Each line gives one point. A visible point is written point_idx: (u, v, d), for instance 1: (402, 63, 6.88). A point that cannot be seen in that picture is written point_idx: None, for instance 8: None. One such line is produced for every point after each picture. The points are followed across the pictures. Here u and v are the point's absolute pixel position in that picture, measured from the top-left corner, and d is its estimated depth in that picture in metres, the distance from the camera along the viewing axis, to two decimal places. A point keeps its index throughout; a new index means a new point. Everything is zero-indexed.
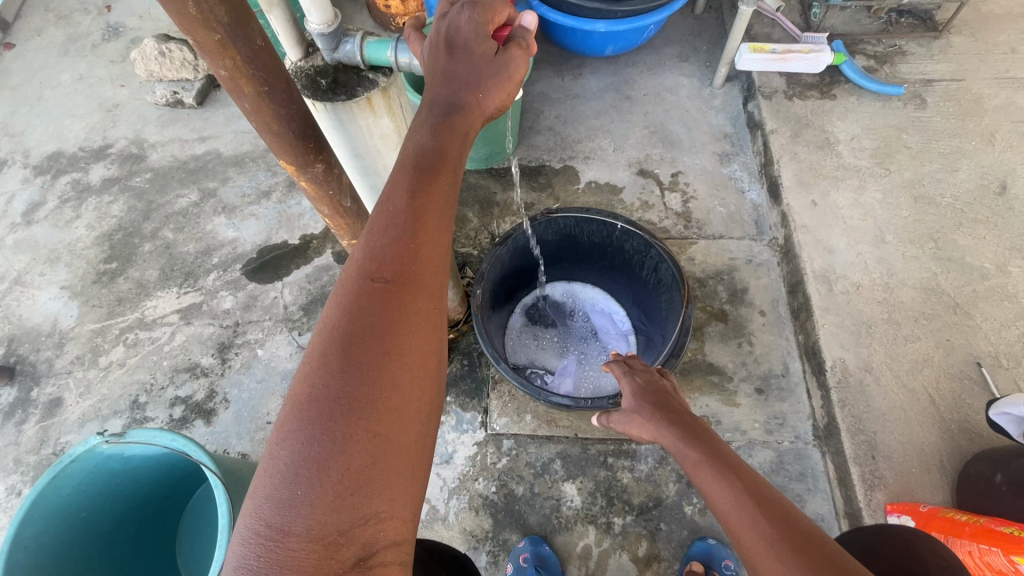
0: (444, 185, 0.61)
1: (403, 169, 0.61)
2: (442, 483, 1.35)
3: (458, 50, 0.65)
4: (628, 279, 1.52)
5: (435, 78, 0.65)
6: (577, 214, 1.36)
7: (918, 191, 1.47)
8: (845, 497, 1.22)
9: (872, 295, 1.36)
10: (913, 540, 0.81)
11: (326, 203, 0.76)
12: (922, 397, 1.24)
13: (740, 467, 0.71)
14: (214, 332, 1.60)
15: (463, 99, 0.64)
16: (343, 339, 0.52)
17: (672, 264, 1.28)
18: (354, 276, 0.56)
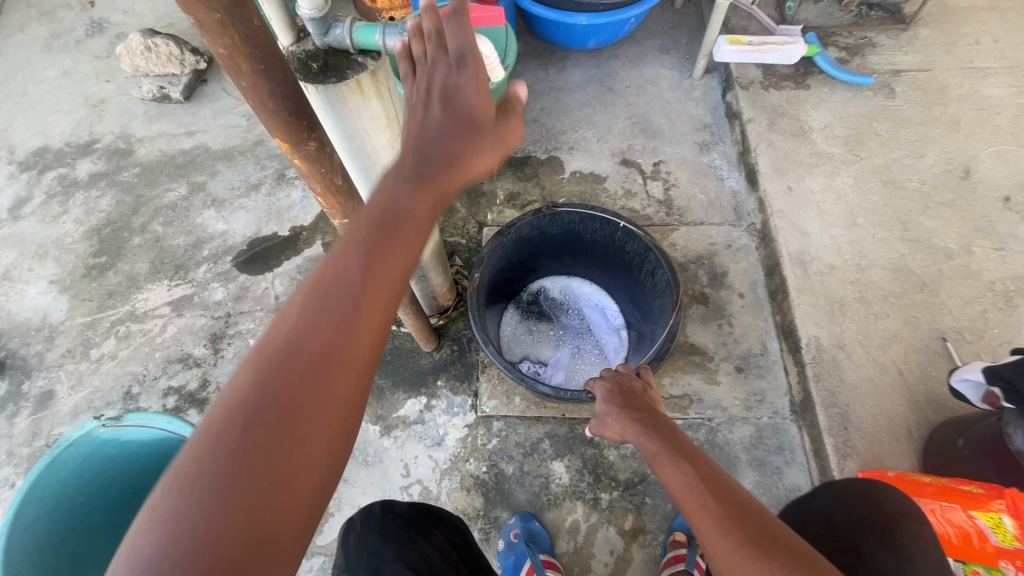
0: (400, 249, 0.56)
1: (358, 229, 0.56)
2: (434, 465, 1.39)
3: (452, 108, 0.63)
4: (625, 279, 1.55)
5: (423, 130, 0.63)
6: (582, 210, 1.39)
7: (888, 176, 1.53)
8: (820, 468, 1.29)
9: (845, 276, 1.42)
10: (872, 488, 0.90)
11: (318, 180, 0.74)
12: (891, 370, 1.30)
13: (695, 456, 0.83)
14: (205, 323, 1.62)
15: (450, 158, 0.61)
16: (249, 412, 0.47)
17: (669, 268, 1.30)
18: (279, 339, 0.50)
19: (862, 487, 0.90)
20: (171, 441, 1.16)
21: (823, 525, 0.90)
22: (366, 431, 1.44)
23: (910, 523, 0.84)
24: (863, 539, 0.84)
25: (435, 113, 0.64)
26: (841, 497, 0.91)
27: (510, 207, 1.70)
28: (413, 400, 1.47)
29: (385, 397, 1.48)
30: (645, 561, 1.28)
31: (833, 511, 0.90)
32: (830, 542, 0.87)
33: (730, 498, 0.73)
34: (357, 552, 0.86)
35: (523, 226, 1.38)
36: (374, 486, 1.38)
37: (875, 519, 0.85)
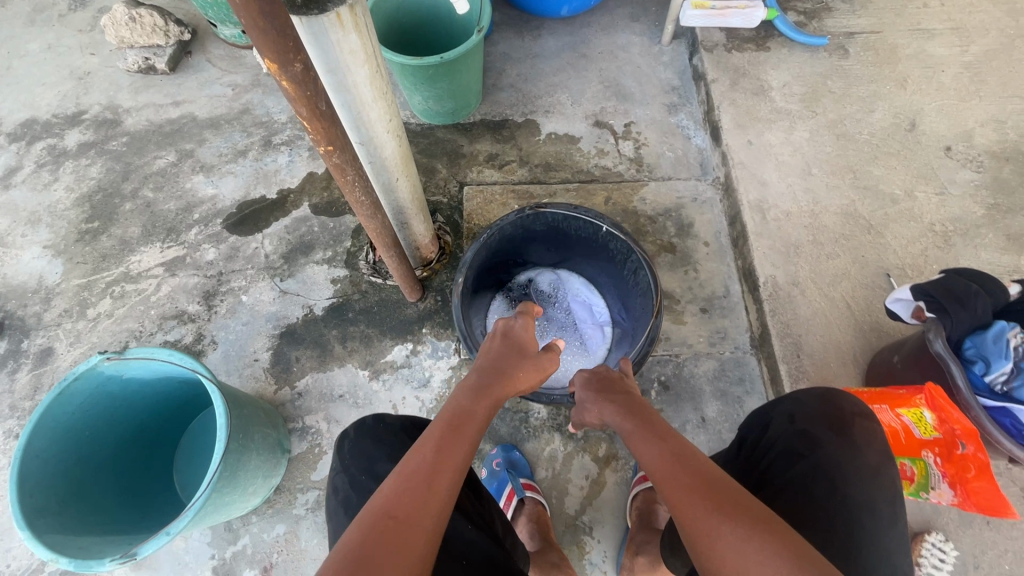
0: (471, 431, 0.88)
1: (438, 428, 0.85)
2: (421, 405, 1.49)
3: (511, 343, 1.18)
4: (613, 275, 1.43)
5: (493, 353, 1.14)
6: (566, 208, 1.28)
7: (840, 129, 1.64)
8: (776, 393, 1.41)
9: (800, 221, 1.53)
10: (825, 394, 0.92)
11: (303, 104, 0.78)
12: (840, 304, 1.42)
13: (665, 433, 0.94)
14: (198, 281, 1.69)
15: (507, 372, 1.09)
16: (352, 560, 0.63)
17: (651, 272, 1.20)
18: (377, 508, 0.70)
19: (820, 394, 0.93)
20: (170, 376, 1.23)
21: (785, 422, 0.92)
22: (356, 375, 1.53)
23: (862, 419, 0.88)
24: (818, 431, 0.88)
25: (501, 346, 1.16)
26: (805, 400, 0.92)
27: (489, 166, 1.79)
28: (400, 346, 1.56)
29: (373, 343, 1.57)
30: (617, 483, 1.38)
31: (790, 412, 0.92)
32: (787, 436, 0.89)
33: (696, 468, 0.83)
34: (352, 453, 0.97)
35: (506, 223, 1.29)
36: None
37: (830, 415, 0.88)
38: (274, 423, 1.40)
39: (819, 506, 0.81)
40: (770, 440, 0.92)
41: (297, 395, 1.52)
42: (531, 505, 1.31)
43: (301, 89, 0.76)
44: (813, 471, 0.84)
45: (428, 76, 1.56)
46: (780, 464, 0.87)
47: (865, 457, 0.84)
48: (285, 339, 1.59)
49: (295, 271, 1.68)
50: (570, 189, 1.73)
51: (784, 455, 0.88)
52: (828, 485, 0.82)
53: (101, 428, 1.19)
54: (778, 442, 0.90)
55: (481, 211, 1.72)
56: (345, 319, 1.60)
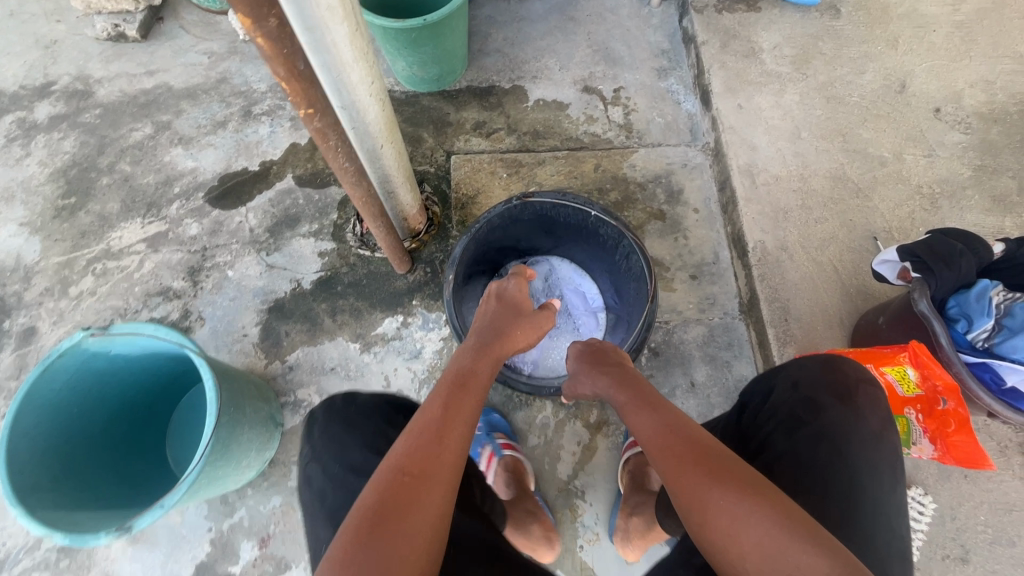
0: (474, 389, 0.99)
1: (444, 390, 0.96)
2: (413, 376, 1.49)
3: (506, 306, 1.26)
4: (605, 261, 1.38)
5: (490, 317, 1.22)
6: (554, 197, 1.23)
7: (831, 92, 1.62)
8: (763, 357, 1.43)
9: (789, 185, 1.52)
10: (832, 359, 0.89)
11: (280, 63, 0.74)
12: (828, 267, 1.43)
13: (656, 406, 0.95)
14: (183, 257, 1.66)
15: (503, 333, 1.17)
16: (372, 513, 0.74)
17: (645, 258, 1.16)
18: (392, 467, 0.81)
19: (824, 359, 0.89)
20: (157, 352, 1.21)
21: (789, 388, 0.87)
22: (347, 348, 1.53)
23: (867, 385, 0.84)
24: (823, 398, 0.84)
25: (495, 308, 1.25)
26: (808, 365, 0.88)
27: (477, 135, 1.76)
28: (390, 318, 1.55)
29: (363, 316, 1.56)
30: (609, 448, 1.41)
31: (795, 380, 0.87)
32: (792, 403, 0.85)
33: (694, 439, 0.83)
34: (322, 438, 0.97)
35: (493, 216, 1.24)
36: None
37: (836, 382, 0.85)
38: (265, 397, 1.40)
39: (824, 475, 0.78)
40: (772, 407, 0.87)
41: (288, 369, 1.52)
42: (510, 461, 1.33)
43: (276, 47, 0.72)
44: (818, 437, 0.81)
45: (411, 39, 1.51)
46: (783, 430, 0.84)
47: (868, 424, 0.81)
48: (274, 313, 1.58)
49: (281, 244, 1.65)
50: (559, 156, 1.71)
51: (788, 421, 0.84)
52: (832, 450, 0.80)
53: (93, 406, 1.19)
54: (783, 408, 0.86)
55: (469, 180, 1.70)
56: (334, 293, 1.59)
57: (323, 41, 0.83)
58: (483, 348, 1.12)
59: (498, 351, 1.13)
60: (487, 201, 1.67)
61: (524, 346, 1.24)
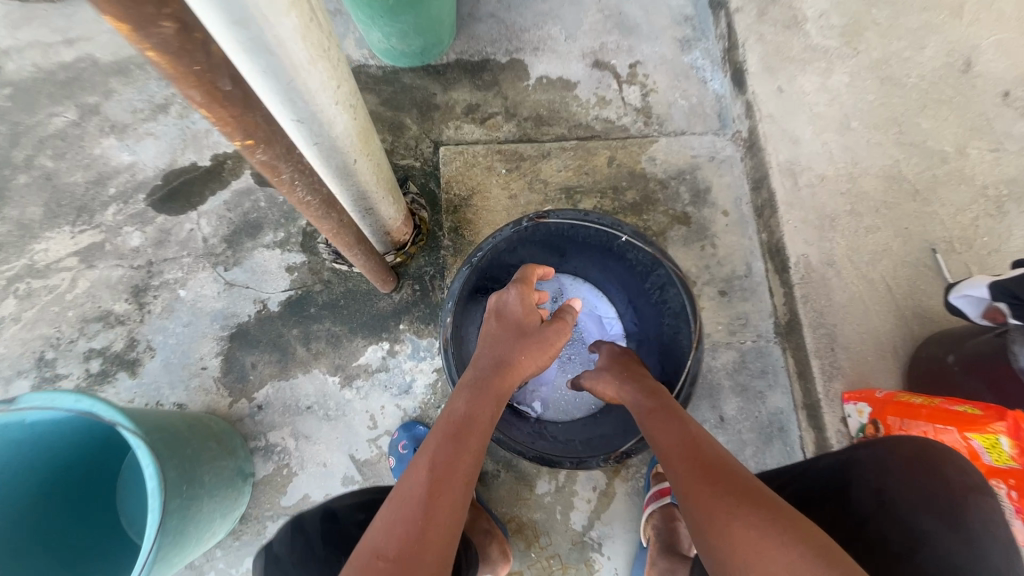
0: (474, 437, 0.82)
1: (438, 435, 0.80)
2: (403, 414, 1.31)
3: (508, 321, 1.02)
4: (628, 285, 1.15)
5: (489, 338, 0.99)
6: (574, 216, 1.00)
7: (885, 71, 1.37)
8: (803, 389, 1.26)
9: (837, 186, 1.31)
10: (928, 450, 0.73)
11: (193, 86, 0.49)
12: (879, 286, 1.25)
13: (688, 442, 0.83)
14: (124, 274, 1.40)
15: (506, 360, 0.95)
16: None
17: (687, 294, 0.94)
18: (371, 549, 0.65)
19: (915, 452, 0.73)
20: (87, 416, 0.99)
21: (874, 500, 0.73)
22: (325, 383, 1.32)
23: (979, 496, 0.68)
24: (920, 515, 0.69)
25: (497, 323, 1.02)
26: (891, 462, 0.74)
27: (469, 121, 1.49)
28: (374, 346, 1.33)
29: (343, 344, 1.34)
30: (628, 494, 1.26)
31: (881, 489, 0.73)
32: (884, 521, 0.71)
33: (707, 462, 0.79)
34: None
35: (500, 239, 1.00)
36: (339, 441, 1.30)
37: (932, 495, 0.69)
38: (229, 449, 1.20)
39: None
40: (858, 519, 0.74)
41: (257, 409, 1.32)
42: None
43: (179, 64, 0.46)
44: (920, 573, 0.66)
45: (388, 6, 1.22)
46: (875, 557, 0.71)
47: (988, 557, 0.64)
48: (237, 342, 1.35)
49: (241, 258, 1.40)
50: (566, 148, 1.46)
51: (881, 546, 0.70)
52: None
53: (20, 490, 0.99)
54: (872, 527, 0.72)
55: (461, 176, 1.44)
56: (307, 317, 1.36)
57: (261, 34, 0.56)
58: (485, 382, 0.91)
59: (502, 387, 0.92)
60: (483, 202, 1.43)
61: (533, 370, 1.02)
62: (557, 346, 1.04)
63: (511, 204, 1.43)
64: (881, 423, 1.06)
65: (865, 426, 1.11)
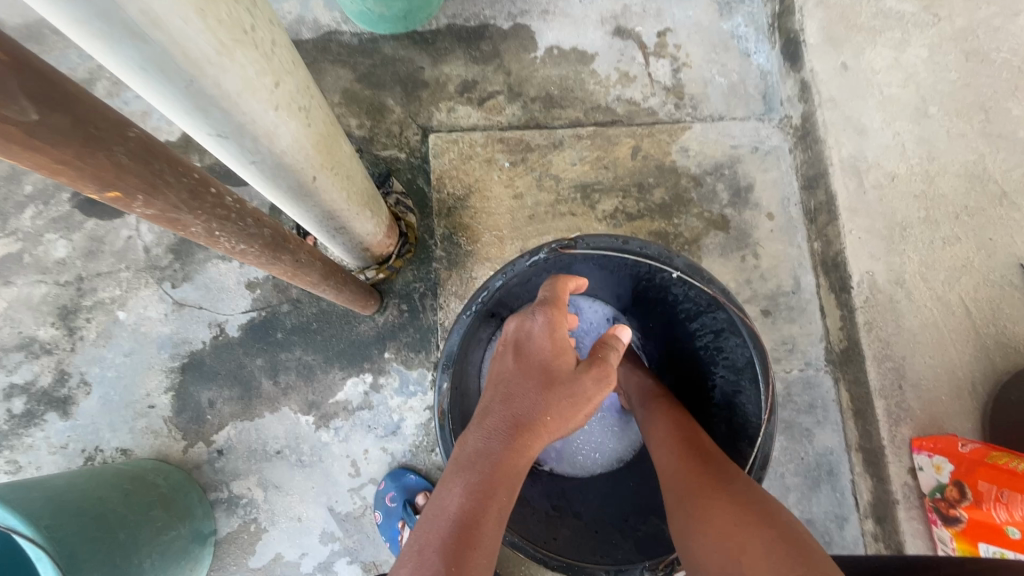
0: (476, 539, 0.54)
1: (416, 535, 0.54)
2: (390, 460, 1.10)
3: (532, 360, 0.71)
4: (667, 320, 0.91)
5: (504, 383, 0.69)
6: (607, 243, 0.74)
7: (972, 43, 1.12)
8: (858, 430, 1.08)
9: (909, 188, 1.09)
10: None
11: None
12: (957, 311, 1.04)
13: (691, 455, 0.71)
14: (48, 292, 1.16)
15: (525, 419, 0.65)
16: None
17: (757, 352, 0.71)
18: None
19: None
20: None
21: None
22: (296, 423, 1.11)
23: None
24: None
25: (515, 364, 0.71)
26: None
27: (464, 101, 1.23)
28: (355, 379, 1.12)
29: (317, 377, 1.12)
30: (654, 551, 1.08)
31: None
32: None
33: (695, 453, 0.71)
34: None
35: (511, 276, 0.75)
36: (315, 492, 1.10)
37: None
38: (184, 512, 0.99)
39: None
40: None
41: (217, 454, 1.11)
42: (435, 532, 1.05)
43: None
44: None
45: None
46: None
47: None
48: (190, 374, 1.13)
49: (191, 272, 1.16)
50: (582, 136, 1.21)
51: None
52: None
53: None
54: None
55: (456, 171, 1.20)
56: (273, 344, 1.13)
57: (106, 1, 0.33)
58: (491, 458, 0.61)
59: (515, 464, 0.62)
60: (483, 203, 1.19)
61: (561, 435, 0.69)
62: (598, 398, 0.71)
63: (516, 205, 1.19)
64: (969, 488, 0.90)
65: (945, 486, 0.94)
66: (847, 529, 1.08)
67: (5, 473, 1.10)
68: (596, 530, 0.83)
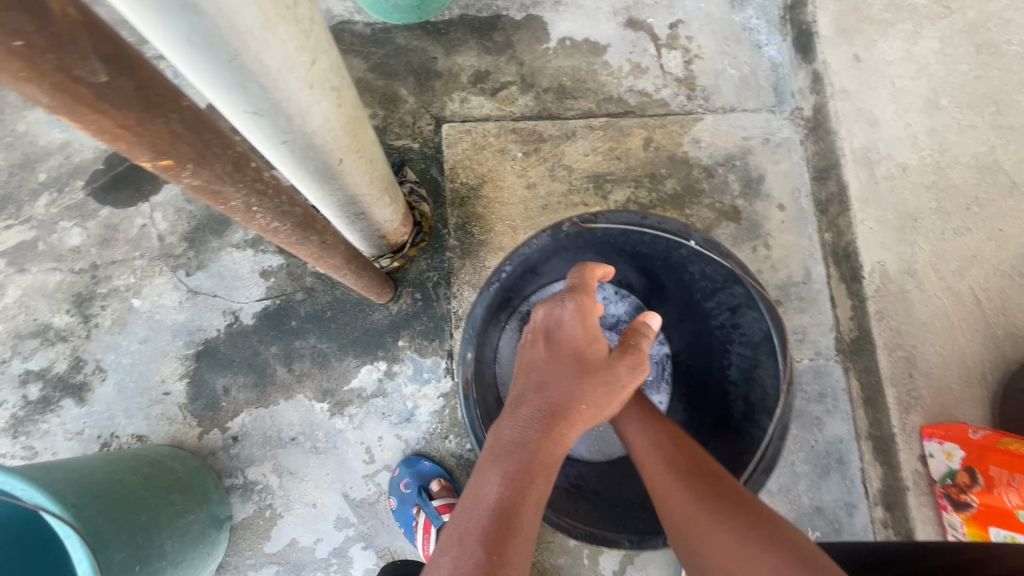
0: (517, 535, 0.54)
1: (453, 533, 0.55)
2: (404, 447, 1.11)
3: (564, 346, 0.71)
4: (685, 299, 0.91)
5: (535, 370, 0.70)
6: (627, 219, 0.75)
7: (982, 36, 1.13)
8: (868, 418, 1.08)
9: (920, 179, 1.10)
10: None
11: (37, 84, 0.29)
12: (967, 300, 1.05)
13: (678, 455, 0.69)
14: (63, 280, 1.16)
15: (561, 406, 0.65)
16: None
17: (775, 324, 0.72)
18: None
19: None
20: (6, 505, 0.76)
21: None
22: (311, 410, 1.12)
23: None
24: None
25: (548, 351, 0.72)
26: None
27: (477, 91, 1.23)
28: (369, 367, 1.13)
29: (332, 365, 1.13)
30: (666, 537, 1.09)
31: None
32: None
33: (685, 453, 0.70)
34: None
35: (532, 252, 0.76)
36: (330, 478, 1.10)
37: None
38: (200, 498, 1.00)
39: None
40: None
41: (232, 441, 1.11)
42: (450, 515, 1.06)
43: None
44: None
45: None
46: None
47: None
48: (205, 361, 1.14)
49: (205, 260, 1.17)
50: (594, 126, 1.22)
51: None
52: None
53: None
54: None
55: (470, 161, 1.21)
56: (288, 332, 1.14)
57: None
58: (527, 446, 0.61)
59: (552, 452, 0.62)
60: (497, 193, 1.19)
61: (596, 423, 0.69)
62: (631, 385, 0.72)
63: (529, 195, 1.19)
64: (980, 474, 0.91)
65: (956, 473, 0.95)
66: (856, 516, 1.08)
67: (21, 459, 1.11)
68: (614, 506, 0.84)
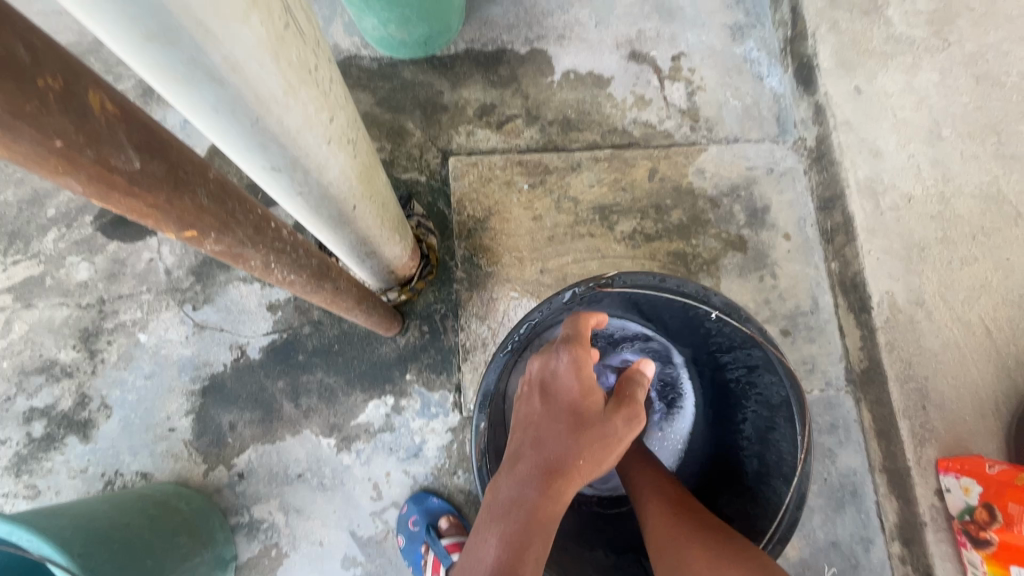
0: None
1: None
2: (412, 483, 1.10)
3: (559, 401, 0.70)
4: (699, 353, 0.91)
5: (531, 426, 0.68)
6: (645, 280, 0.75)
7: (981, 67, 1.14)
8: (881, 450, 1.07)
9: (925, 210, 1.10)
10: None
11: (80, 179, 0.31)
12: (978, 331, 1.05)
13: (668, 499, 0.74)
14: (70, 315, 1.16)
15: (557, 463, 0.64)
16: None
17: (793, 389, 0.72)
18: None
19: None
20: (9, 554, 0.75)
21: None
22: (318, 446, 1.11)
23: None
24: None
25: (543, 405, 0.70)
26: None
27: (483, 125, 1.25)
28: (376, 402, 1.12)
29: (339, 400, 1.12)
30: None
31: None
32: None
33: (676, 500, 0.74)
34: None
35: (546, 312, 0.76)
36: (337, 516, 1.09)
37: None
38: (206, 538, 0.98)
39: None
40: None
41: (238, 478, 1.10)
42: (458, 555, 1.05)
43: (19, 139, 0.27)
44: None
45: None
46: None
47: None
48: (211, 396, 1.13)
49: (212, 293, 1.16)
50: (599, 158, 1.23)
51: None
52: None
53: None
54: None
55: (477, 195, 1.21)
56: (295, 365, 1.14)
57: (195, 50, 0.34)
58: (525, 505, 0.61)
59: (550, 510, 0.62)
60: (503, 225, 1.20)
61: (594, 478, 0.68)
62: (627, 437, 0.70)
63: (535, 227, 1.20)
64: (999, 510, 0.89)
65: (974, 508, 0.94)
66: (873, 551, 1.07)
67: (24, 498, 1.09)
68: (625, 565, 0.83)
